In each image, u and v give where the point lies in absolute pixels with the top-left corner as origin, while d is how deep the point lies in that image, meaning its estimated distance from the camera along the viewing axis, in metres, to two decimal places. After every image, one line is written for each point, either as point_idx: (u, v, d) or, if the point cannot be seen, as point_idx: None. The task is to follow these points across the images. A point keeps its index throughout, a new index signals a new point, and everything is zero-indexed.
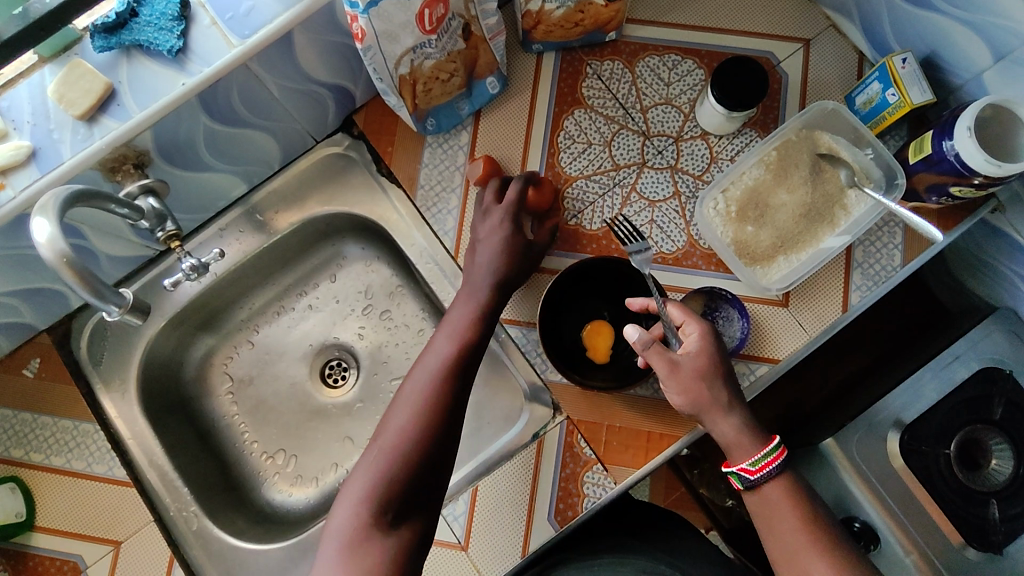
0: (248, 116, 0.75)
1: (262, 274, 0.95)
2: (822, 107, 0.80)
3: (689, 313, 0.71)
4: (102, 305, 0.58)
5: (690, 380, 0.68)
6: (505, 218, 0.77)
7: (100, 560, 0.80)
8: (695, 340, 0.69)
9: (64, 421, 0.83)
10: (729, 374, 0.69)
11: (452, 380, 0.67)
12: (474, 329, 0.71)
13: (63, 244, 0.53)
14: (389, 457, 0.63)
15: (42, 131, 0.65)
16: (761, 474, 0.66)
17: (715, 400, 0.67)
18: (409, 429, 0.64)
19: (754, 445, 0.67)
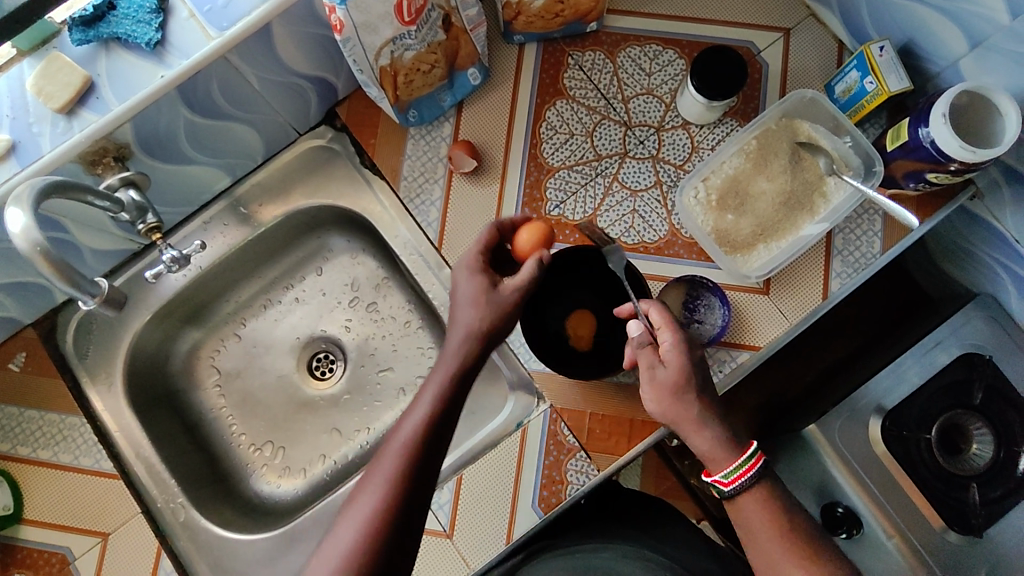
0: (229, 108, 0.75)
1: (247, 267, 0.95)
2: (801, 96, 0.81)
3: (667, 318, 0.69)
4: (78, 294, 0.59)
5: (662, 390, 0.66)
6: (478, 273, 0.69)
7: (88, 551, 0.80)
8: (668, 349, 0.67)
9: (50, 414, 0.84)
10: (705, 384, 0.66)
11: (426, 452, 0.60)
12: (453, 389, 0.63)
13: (37, 234, 0.54)
14: (349, 551, 0.55)
15: (21, 124, 0.66)
16: (736, 485, 0.64)
17: (688, 412, 0.65)
18: (375, 515, 0.56)
19: (728, 457, 0.64)
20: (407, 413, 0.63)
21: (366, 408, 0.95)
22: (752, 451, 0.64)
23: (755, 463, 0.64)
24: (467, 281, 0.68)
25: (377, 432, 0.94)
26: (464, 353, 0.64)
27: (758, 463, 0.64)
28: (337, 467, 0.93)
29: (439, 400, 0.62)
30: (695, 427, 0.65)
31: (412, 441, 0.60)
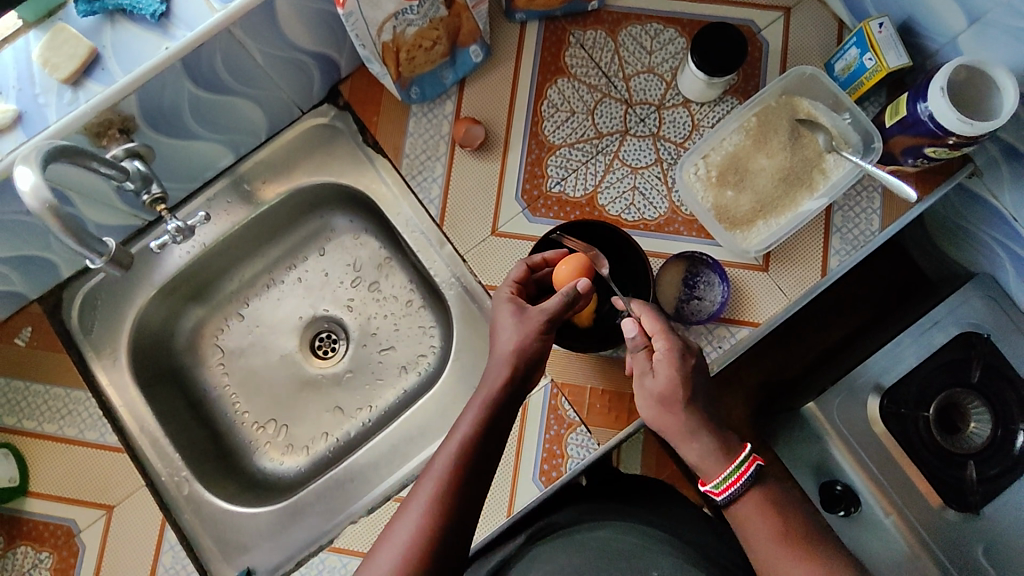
0: (232, 83, 0.75)
1: (250, 245, 0.96)
2: (800, 73, 0.82)
3: (660, 326, 0.70)
4: (86, 252, 0.59)
5: (652, 397, 0.67)
6: (510, 302, 0.71)
7: (93, 524, 0.81)
8: (656, 358, 0.68)
9: (55, 389, 0.84)
10: (700, 395, 0.67)
11: (466, 478, 0.61)
12: (490, 414, 0.65)
13: (46, 193, 0.55)
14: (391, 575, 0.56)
15: (27, 96, 0.67)
16: (727, 495, 0.64)
17: (678, 423, 0.66)
18: (417, 539, 0.58)
19: (717, 466, 0.65)
20: (447, 439, 0.65)
21: (368, 386, 0.96)
22: (742, 458, 0.64)
23: (745, 470, 0.64)
24: (503, 310, 0.71)
25: (379, 410, 0.95)
26: (502, 378, 0.67)
27: (749, 470, 0.64)
28: (340, 444, 0.94)
29: (478, 425, 0.64)
30: (687, 436, 0.66)
31: (452, 465, 0.62)
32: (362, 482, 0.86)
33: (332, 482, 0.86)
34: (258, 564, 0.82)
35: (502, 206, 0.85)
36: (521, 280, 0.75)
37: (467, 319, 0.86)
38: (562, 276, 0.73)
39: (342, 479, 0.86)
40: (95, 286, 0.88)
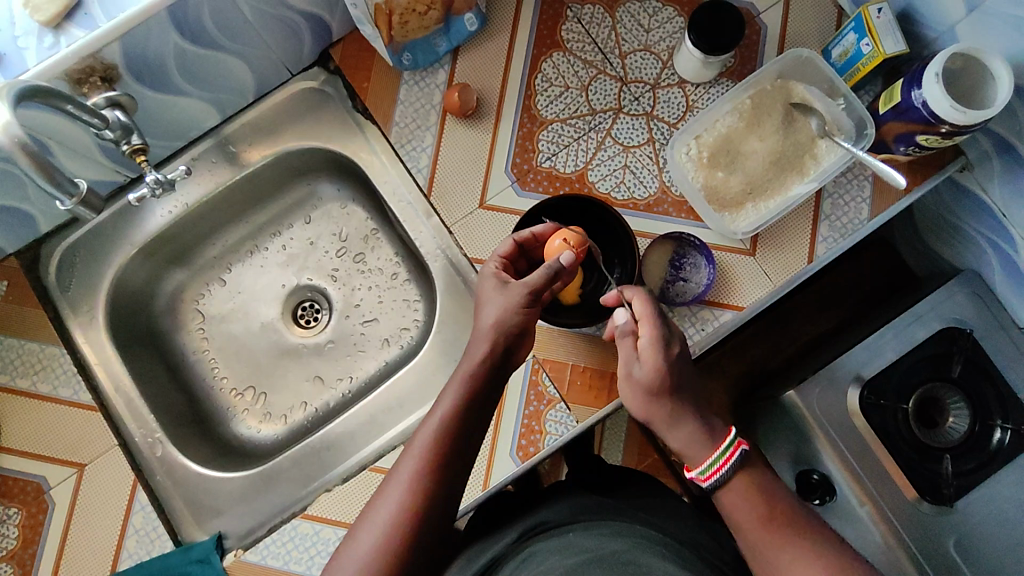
0: (219, 37, 0.74)
1: (234, 210, 0.95)
2: (797, 56, 0.81)
3: (645, 311, 0.66)
4: (57, 192, 0.58)
5: (642, 387, 0.65)
6: (495, 275, 0.71)
7: (63, 482, 0.80)
8: (641, 345, 0.65)
9: (30, 344, 0.83)
10: (687, 383, 0.65)
11: (450, 455, 0.61)
12: (473, 390, 0.64)
13: (18, 129, 0.54)
14: (377, 552, 0.56)
15: (7, 37, 0.67)
16: (713, 481, 0.63)
17: (662, 411, 0.65)
18: (399, 520, 0.58)
19: (703, 453, 0.64)
20: (431, 414, 0.64)
21: (349, 359, 0.95)
22: (726, 444, 0.63)
23: (730, 456, 0.63)
24: (487, 286, 0.71)
25: (359, 381, 0.94)
26: (485, 354, 0.66)
27: (735, 455, 0.63)
28: (318, 414, 0.93)
29: (462, 401, 0.63)
30: (671, 423, 0.65)
31: (436, 443, 0.61)
32: (338, 451, 0.85)
33: (308, 450, 0.85)
34: (230, 529, 0.82)
35: (490, 179, 0.84)
36: (510, 255, 0.73)
37: (451, 291, 0.86)
38: (553, 248, 0.70)
39: (319, 446, 0.85)
40: (75, 242, 0.87)
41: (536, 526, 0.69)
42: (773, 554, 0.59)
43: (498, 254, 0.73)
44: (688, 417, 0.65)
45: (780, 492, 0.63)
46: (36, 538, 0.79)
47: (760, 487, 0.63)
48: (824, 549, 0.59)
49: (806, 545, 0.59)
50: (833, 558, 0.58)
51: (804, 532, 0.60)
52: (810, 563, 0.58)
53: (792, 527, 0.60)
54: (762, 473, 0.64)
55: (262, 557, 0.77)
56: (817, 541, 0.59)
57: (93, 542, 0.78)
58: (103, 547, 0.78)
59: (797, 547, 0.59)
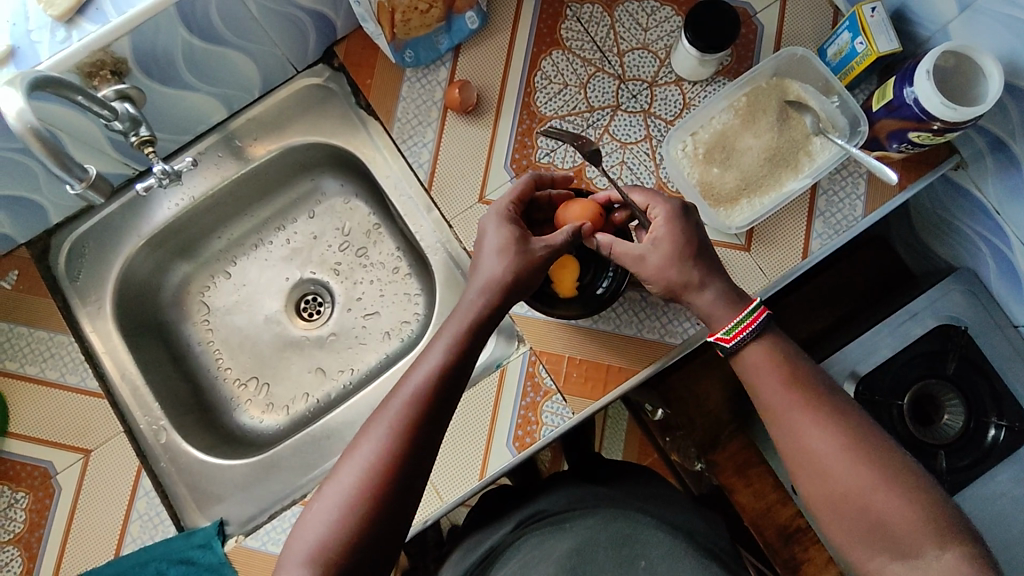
0: (226, 33, 0.76)
1: (240, 202, 0.96)
2: (792, 54, 0.82)
3: (651, 194, 0.72)
4: (67, 178, 0.60)
5: (662, 263, 0.69)
6: (506, 220, 0.71)
7: (70, 467, 0.81)
8: (656, 222, 0.70)
9: (40, 332, 0.85)
10: (705, 249, 0.70)
11: (434, 405, 0.62)
12: (466, 338, 0.66)
13: (31, 117, 0.56)
14: (356, 491, 0.57)
15: (21, 32, 0.69)
16: (737, 340, 0.67)
17: (688, 276, 0.68)
18: (386, 453, 0.59)
19: (728, 315, 0.68)
20: (419, 363, 0.65)
21: (350, 351, 0.97)
22: (751, 308, 0.68)
23: (755, 317, 0.67)
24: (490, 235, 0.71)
25: (360, 372, 0.95)
26: (481, 303, 0.67)
27: (759, 318, 0.67)
28: (318, 405, 0.95)
29: (455, 346, 0.65)
30: (696, 287, 0.69)
31: (423, 390, 0.62)
32: (338, 440, 0.87)
33: (309, 439, 0.87)
34: (231, 516, 0.84)
35: (490, 174, 0.86)
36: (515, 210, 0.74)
37: (451, 285, 0.88)
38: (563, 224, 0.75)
39: (319, 435, 0.87)
40: (84, 234, 0.89)
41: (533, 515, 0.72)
42: (788, 416, 0.64)
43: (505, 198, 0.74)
44: (710, 281, 0.69)
45: (804, 364, 0.67)
46: (43, 523, 0.80)
47: (780, 353, 0.67)
48: (838, 418, 0.63)
49: (821, 413, 0.63)
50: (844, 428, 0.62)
51: (821, 401, 0.64)
52: (819, 432, 0.62)
53: (807, 397, 0.64)
54: (787, 344, 0.68)
55: (262, 543, 0.78)
56: (833, 411, 0.63)
57: (97, 527, 0.80)
58: (107, 531, 0.80)
59: (810, 414, 0.63)
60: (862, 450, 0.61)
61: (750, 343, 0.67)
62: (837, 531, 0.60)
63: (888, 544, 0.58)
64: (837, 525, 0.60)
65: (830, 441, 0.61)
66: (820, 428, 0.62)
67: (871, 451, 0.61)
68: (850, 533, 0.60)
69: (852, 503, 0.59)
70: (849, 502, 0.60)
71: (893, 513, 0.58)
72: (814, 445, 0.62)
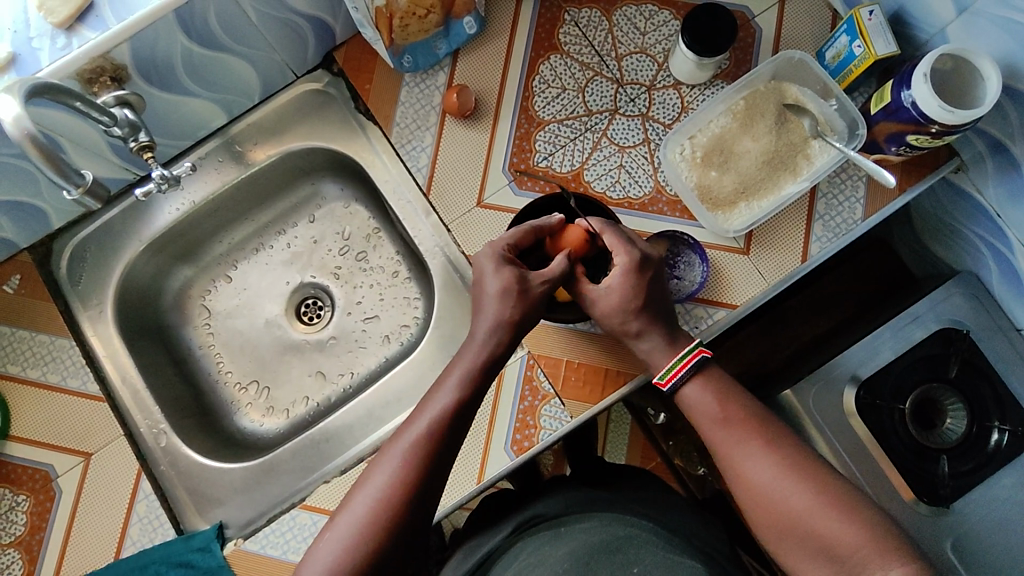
0: (225, 39, 0.77)
1: (240, 208, 0.97)
2: (790, 58, 0.82)
3: (617, 240, 0.71)
4: (64, 183, 0.60)
5: (607, 311, 0.71)
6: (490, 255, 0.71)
7: (70, 470, 0.82)
8: (612, 273, 0.70)
9: (41, 336, 0.85)
10: (655, 303, 0.71)
11: (448, 437, 0.64)
12: (475, 379, 0.67)
13: (29, 123, 0.57)
14: (363, 527, 0.59)
15: (22, 38, 0.70)
16: (671, 384, 0.70)
17: (629, 327, 0.71)
18: (394, 492, 0.61)
19: (663, 360, 0.71)
20: (434, 394, 0.67)
21: (350, 355, 0.97)
22: (684, 353, 0.71)
23: (688, 361, 0.70)
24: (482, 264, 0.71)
25: (359, 376, 0.96)
26: (489, 347, 0.68)
27: (692, 361, 0.70)
28: (318, 409, 0.95)
29: (465, 388, 0.66)
30: (637, 335, 0.72)
31: (432, 430, 0.64)
32: (337, 444, 0.87)
33: (308, 442, 0.87)
34: (231, 519, 0.84)
35: (489, 178, 0.86)
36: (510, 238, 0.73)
37: (449, 288, 0.88)
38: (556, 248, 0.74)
39: (318, 439, 0.87)
40: (86, 238, 0.90)
41: (532, 518, 0.72)
42: (731, 449, 0.66)
43: (501, 240, 0.72)
44: (654, 330, 0.71)
45: (740, 395, 0.69)
46: (44, 525, 0.81)
47: (715, 388, 0.70)
48: (777, 445, 0.65)
49: (762, 442, 0.66)
50: (781, 455, 0.65)
51: (761, 430, 0.66)
52: (761, 460, 0.65)
53: (748, 427, 0.67)
54: (723, 378, 0.71)
55: (261, 546, 0.78)
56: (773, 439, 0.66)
57: (97, 530, 0.80)
58: (107, 534, 0.80)
59: (748, 444, 0.66)
60: (804, 473, 0.63)
61: (687, 382, 0.70)
62: (788, 556, 0.62)
63: (839, 564, 0.59)
64: (787, 550, 0.62)
65: (770, 469, 0.64)
66: (761, 457, 0.65)
67: (809, 474, 0.63)
68: (802, 558, 0.62)
69: (799, 527, 0.61)
70: (799, 527, 0.61)
71: (836, 533, 0.60)
72: (757, 475, 0.64)
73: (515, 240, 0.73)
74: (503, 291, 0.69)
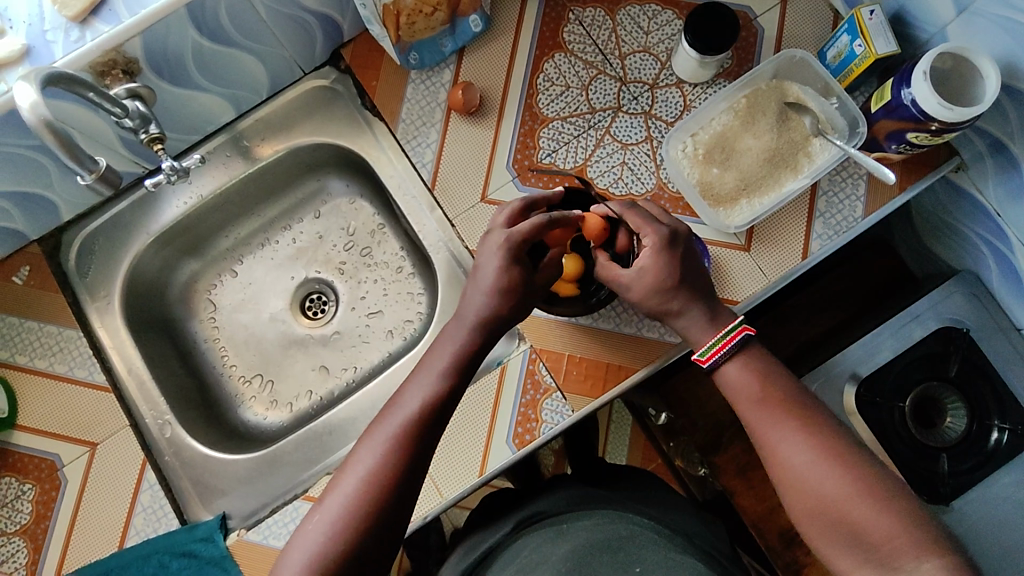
0: (234, 34, 0.78)
1: (247, 202, 0.98)
2: (791, 57, 0.83)
3: (643, 219, 0.72)
4: (77, 168, 0.61)
5: (645, 291, 0.71)
6: (502, 254, 0.69)
7: (76, 459, 0.83)
8: (644, 251, 0.71)
9: (49, 326, 0.86)
10: (691, 276, 0.72)
11: (430, 420, 0.65)
12: (458, 368, 0.67)
13: (44, 110, 0.58)
14: (348, 513, 0.60)
15: (37, 31, 0.71)
16: (713, 361, 0.70)
17: (672, 304, 0.71)
18: (377, 478, 0.61)
19: (706, 335, 0.71)
20: (415, 379, 0.68)
21: (354, 350, 0.98)
22: (729, 329, 0.71)
23: (733, 337, 0.70)
24: (485, 260, 0.70)
25: (363, 370, 0.96)
26: (468, 336, 0.68)
27: (737, 337, 0.70)
28: (322, 402, 0.96)
29: (448, 378, 0.67)
30: (677, 313, 0.71)
31: (415, 418, 0.64)
32: (340, 437, 0.88)
33: (312, 434, 0.88)
34: (233, 510, 0.84)
35: (493, 173, 0.87)
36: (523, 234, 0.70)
37: (452, 283, 0.89)
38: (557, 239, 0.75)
39: (322, 431, 0.88)
40: (95, 231, 0.91)
41: (532, 515, 0.73)
42: (767, 429, 0.67)
43: (516, 232, 0.70)
44: (695, 306, 0.71)
45: (786, 378, 0.69)
46: (49, 514, 0.82)
47: (758, 368, 0.70)
48: (815, 430, 0.65)
49: (801, 425, 0.66)
50: (824, 440, 0.65)
51: (799, 414, 0.66)
52: (798, 443, 0.65)
53: (788, 410, 0.67)
54: (766, 359, 0.71)
55: (263, 537, 0.79)
56: (810, 423, 0.66)
57: (102, 519, 0.81)
58: (112, 523, 0.81)
59: (791, 426, 0.66)
60: (842, 459, 0.63)
61: (728, 359, 0.70)
62: (819, 540, 0.63)
63: (859, 554, 0.60)
64: (815, 533, 0.63)
65: (807, 452, 0.64)
66: (799, 440, 0.65)
67: (851, 462, 0.63)
68: (832, 542, 0.62)
69: (831, 513, 0.62)
70: (830, 513, 0.62)
71: (871, 521, 0.60)
72: (794, 458, 0.64)
73: (528, 234, 0.70)
74: (507, 282, 0.68)
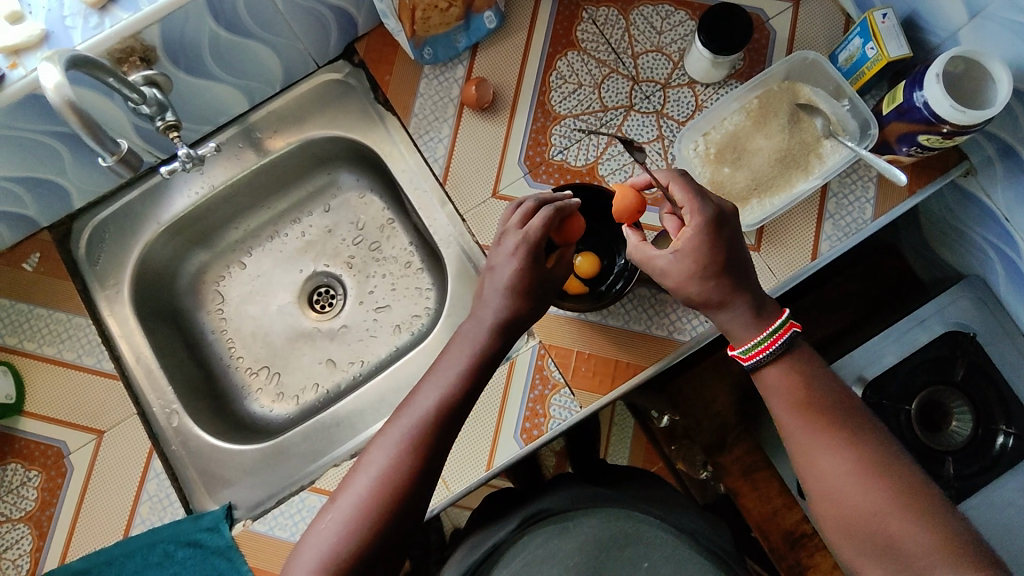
0: (251, 24, 0.78)
1: (257, 195, 0.98)
2: (804, 59, 0.84)
3: (690, 198, 0.68)
4: (98, 150, 0.62)
5: (681, 279, 0.69)
6: (518, 255, 0.68)
7: (83, 447, 0.83)
8: (683, 235, 0.68)
9: (58, 313, 0.87)
10: (733, 263, 0.68)
11: (444, 421, 0.64)
12: (474, 370, 0.67)
13: (68, 91, 0.58)
14: (360, 512, 0.60)
15: (56, 17, 0.71)
16: (756, 360, 0.69)
17: (710, 296, 0.69)
18: (390, 478, 0.61)
19: (750, 333, 0.69)
20: (427, 379, 0.68)
21: (361, 343, 0.98)
22: (774, 329, 0.69)
23: (776, 338, 0.68)
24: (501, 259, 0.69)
25: (370, 364, 0.96)
26: (486, 338, 0.68)
27: (782, 337, 0.68)
28: (328, 395, 0.96)
29: (463, 378, 0.66)
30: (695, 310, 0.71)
31: (428, 420, 0.64)
32: (347, 430, 0.88)
33: (319, 426, 0.88)
34: (239, 501, 0.84)
35: (504, 169, 0.87)
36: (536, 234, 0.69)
37: (462, 278, 0.89)
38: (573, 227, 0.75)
39: (329, 423, 0.88)
40: (106, 219, 0.91)
41: (537, 513, 0.72)
42: (801, 436, 0.66)
43: (530, 231, 0.69)
44: (736, 301, 0.69)
45: (827, 383, 0.68)
46: (54, 501, 0.81)
47: (800, 373, 0.69)
48: (852, 442, 0.64)
49: (837, 437, 0.65)
50: (863, 453, 0.64)
51: (837, 426, 0.65)
52: (835, 455, 0.64)
53: (825, 420, 0.66)
54: (810, 363, 0.69)
55: (269, 527, 0.79)
56: (849, 436, 0.65)
57: (108, 507, 0.81)
58: (117, 511, 0.81)
59: (829, 436, 0.65)
60: (880, 473, 0.62)
61: (772, 360, 0.69)
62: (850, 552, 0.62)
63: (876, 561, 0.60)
64: (848, 545, 0.62)
65: (844, 464, 0.63)
66: (836, 452, 0.64)
67: (887, 474, 0.62)
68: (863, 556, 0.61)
69: (862, 525, 0.61)
70: (862, 526, 0.61)
71: (907, 536, 0.59)
72: (830, 468, 0.64)
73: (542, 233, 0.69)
74: (524, 283, 0.68)
